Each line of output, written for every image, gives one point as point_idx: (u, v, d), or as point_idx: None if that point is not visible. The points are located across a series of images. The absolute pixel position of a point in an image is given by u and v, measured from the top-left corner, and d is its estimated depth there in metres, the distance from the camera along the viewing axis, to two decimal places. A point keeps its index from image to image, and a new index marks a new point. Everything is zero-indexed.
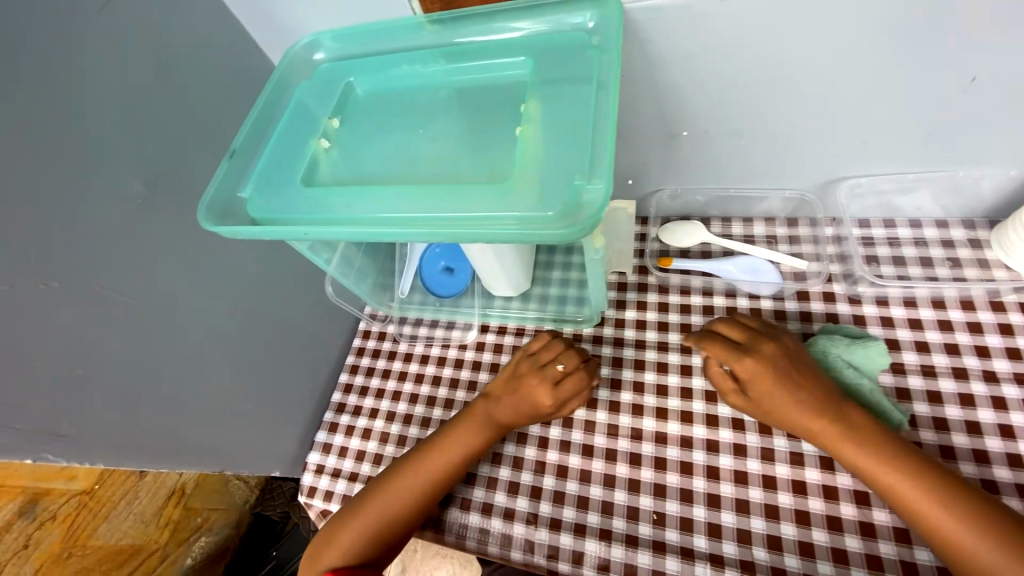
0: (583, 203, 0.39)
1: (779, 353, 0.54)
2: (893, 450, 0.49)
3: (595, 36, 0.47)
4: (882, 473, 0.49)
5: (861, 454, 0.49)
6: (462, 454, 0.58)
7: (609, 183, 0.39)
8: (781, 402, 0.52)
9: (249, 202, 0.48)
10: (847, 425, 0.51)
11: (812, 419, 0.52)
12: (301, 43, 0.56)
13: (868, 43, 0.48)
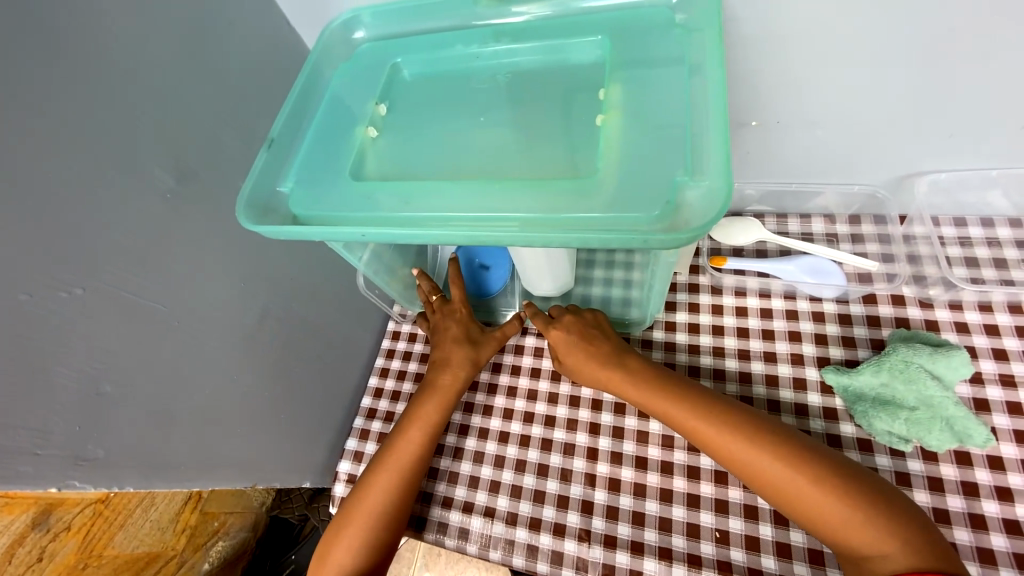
0: (685, 204, 0.35)
1: (577, 329, 0.57)
2: (728, 433, 0.48)
3: (680, 14, 0.42)
4: (739, 460, 0.47)
5: (717, 441, 0.48)
6: (419, 430, 0.56)
7: (716, 182, 0.34)
8: (630, 388, 0.53)
9: (292, 198, 0.43)
10: (693, 413, 0.50)
11: (663, 407, 0.51)
12: (339, 19, 0.50)
13: (980, 25, 0.43)
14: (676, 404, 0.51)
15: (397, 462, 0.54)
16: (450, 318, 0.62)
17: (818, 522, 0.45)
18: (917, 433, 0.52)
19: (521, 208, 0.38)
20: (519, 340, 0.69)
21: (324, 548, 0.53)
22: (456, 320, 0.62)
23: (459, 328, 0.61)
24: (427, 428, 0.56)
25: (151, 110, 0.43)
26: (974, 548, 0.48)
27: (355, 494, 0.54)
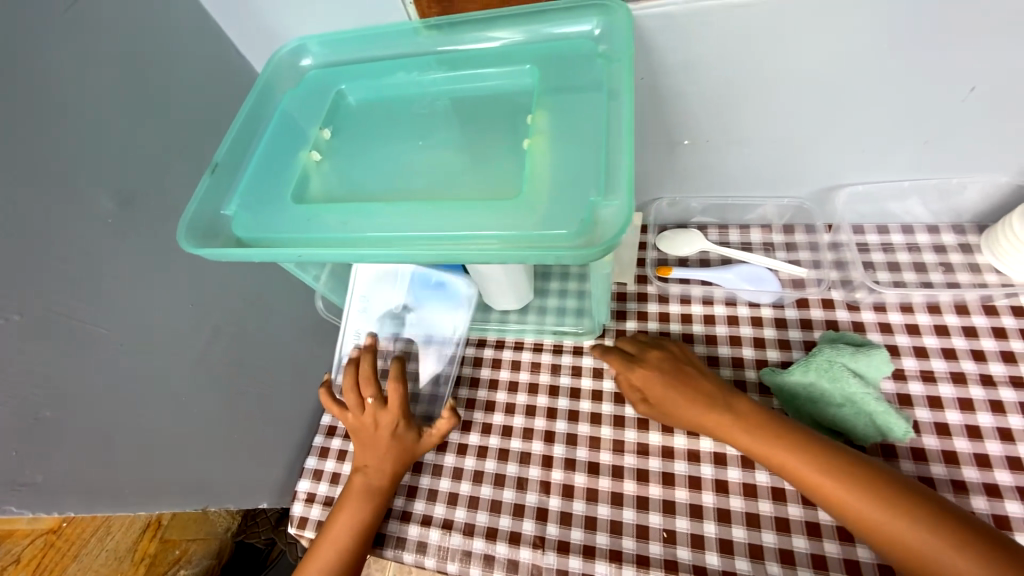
0: (599, 221, 0.37)
1: (682, 367, 0.58)
2: (809, 459, 0.49)
3: (602, 44, 0.45)
4: (819, 486, 0.49)
5: (797, 467, 0.50)
6: (347, 536, 0.55)
7: (626, 201, 0.37)
8: (708, 418, 0.54)
9: (234, 220, 0.45)
10: (774, 441, 0.51)
11: (744, 438, 0.52)
12: (286, 47, 0.52)
13: (872, 54, 0.47)
14: (756, 433, 0.52)
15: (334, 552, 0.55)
16: (380, 427, 0.58)
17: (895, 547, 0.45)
18: (841, 426, 0.55)
19: (449, 228, 0.41)
20: (477, 353, 0.70)
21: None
22: (388, 430, 0.58)
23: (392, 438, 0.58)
24: (353, 527, 0.56)
25: (92, 138, 0.44)
26: None
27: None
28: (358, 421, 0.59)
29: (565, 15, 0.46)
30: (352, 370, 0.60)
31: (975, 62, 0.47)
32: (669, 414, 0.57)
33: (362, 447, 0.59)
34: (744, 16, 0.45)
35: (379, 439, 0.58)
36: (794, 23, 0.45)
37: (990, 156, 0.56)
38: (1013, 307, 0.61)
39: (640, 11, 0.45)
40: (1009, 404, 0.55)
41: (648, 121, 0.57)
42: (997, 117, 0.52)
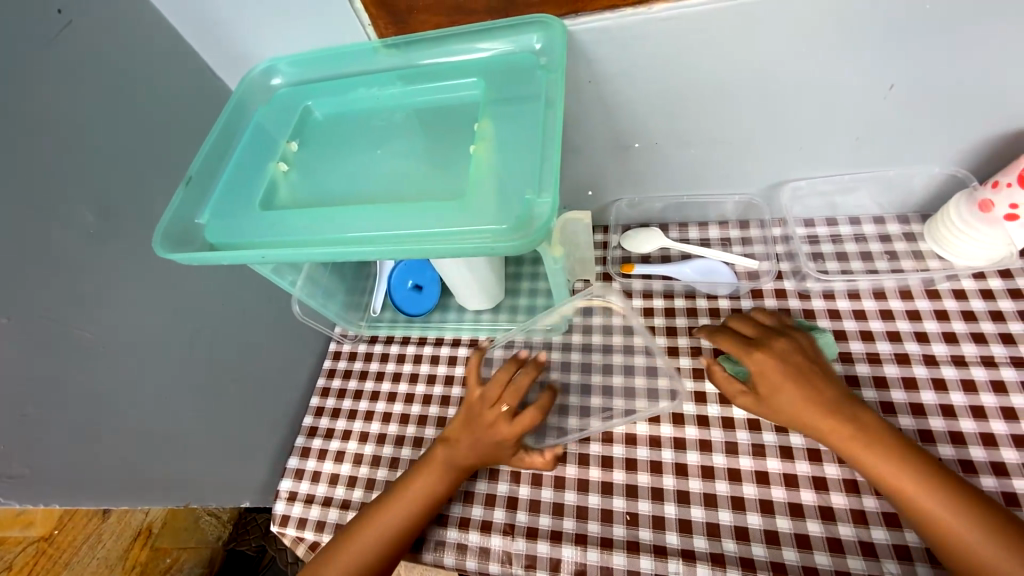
0: (534, 216, 0.41)
1: (804, 355, 0.54)
2: (891, 456, 0.49)
3: (542, 58, 0.49)
4: (893, 481, 0.48)
5: (879, 462, 0.49)
6: (413, 507, 0.56)
7: (557, 197, 0.41)
8: (803, 410, 0.52)
9: (206, 227, 0.49)
10: (862, 435, 0.50)
11: (834, 432, 0.51)
12: (257, 68, 0.57)
13: (798, 58, 0.51)
14: (845, 427, 0.51)
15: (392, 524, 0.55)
16: (495, 421, 0.56)
17: (951, 542, 0.46)
18: None
19: (399, 227, 0.44)
20: (452, 352, 0.74)
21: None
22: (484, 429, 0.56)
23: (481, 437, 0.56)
24: (424, 499, 0.56)
25: (75, 156, 0.47)
26: (849, 510, 0.54)
27: (335, 548, 0.55)
28: (477, 411, 0.57)
29: (509, 32, 0.50)
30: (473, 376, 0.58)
31: (892, 63, 0.51)
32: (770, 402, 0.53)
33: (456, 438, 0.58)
34: (671, 29, 0.49)
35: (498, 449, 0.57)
36: (720, 32, 0.49)
37: (920, 148, 0.60)
38: (954, 291, 0.64)
39: (576, 26, 0.49)
40: (950, 381, 0.58)
41: (598, 126, 0.61)
42: (920, 110, 0.56)
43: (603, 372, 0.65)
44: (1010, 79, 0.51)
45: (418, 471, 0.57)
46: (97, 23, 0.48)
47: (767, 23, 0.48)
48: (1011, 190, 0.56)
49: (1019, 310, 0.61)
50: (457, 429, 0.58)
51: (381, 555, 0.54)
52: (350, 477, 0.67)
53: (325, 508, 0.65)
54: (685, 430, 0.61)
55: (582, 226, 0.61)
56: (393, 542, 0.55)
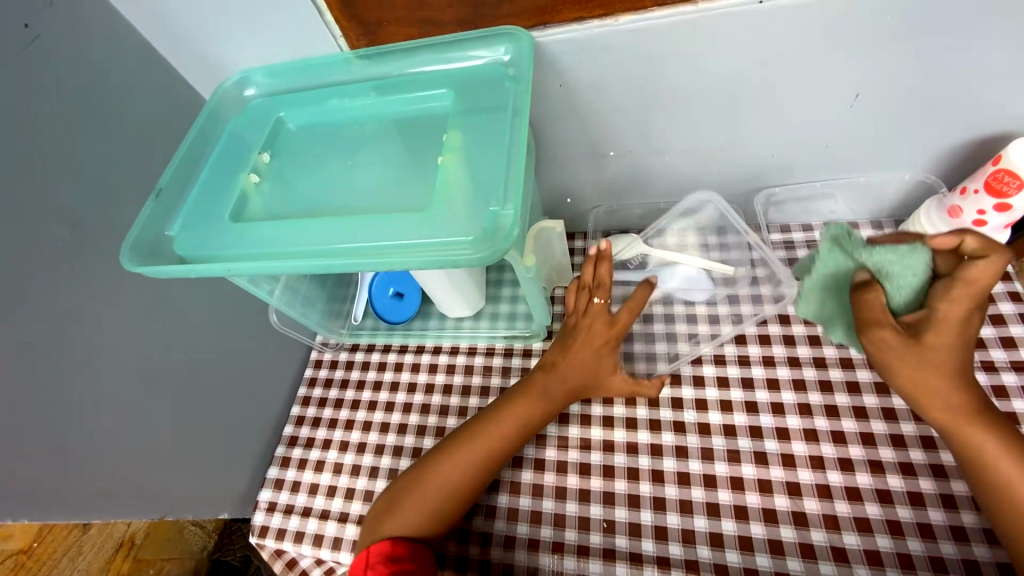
0: (496, 228, 0.42)
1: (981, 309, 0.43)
2: (1009, 443, 0.44)
3: (510, 69, 0.50)
4: (999, 470, 0.44)
5: (993, 449, 0.44)
6: (518, 432, 0.58)
7: (519, 209, 0.42)
8: (937, 380, 0.44)
9: (175, 239, 0.49)
10: (981, 416, 0.45)
11: (944, 405, 0.45)
12: (230, 79, 0.57)
13: (765, 68, 0.52)
14: (970, 407, 0.45)
15: (485, 453, 0.57)
16: (593, 336, 0.58)
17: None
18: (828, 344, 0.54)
19: (366, 238, 0.44)
20: (432, 360, 0.73)
21: (384, 510, 0.56)
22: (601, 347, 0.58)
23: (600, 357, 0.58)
24: (526, 423, 0.58)
25: (42, 170, 0.47)
26: (822, 515, 0.54)
27: (423, 472, 0.56)
28: (581, 329, 0.58)
29: (478, 43, 0.50)
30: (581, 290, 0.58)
31: (858, 73, 0.52)
32: (919, 343, 0.43)
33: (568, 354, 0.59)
34: (639, 40, 0.49)
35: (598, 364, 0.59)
36: (687, 43, 0.49)
37: (890, 153, 0.61)
38: None
39: (543, 37, 0.50)
40: None
41: (573, 135, 0.62)
42: (888, 117, 0.56)
43: None
44: (974, 86, 0.52)
45: (519, 397, 0.59)
46: (64, 37, 0.48)
47: (733, 35, 0.48)
48: (978, 197, 0.56)
49: (989, 314, 0.62)
50: (558, 352, 0.60)
51: (466, 485, 0.56)
52: (329, 486, 0.67)
53: (304, 519, 0.65)
54: (662, 436, 0.61)
55: (559, 235, 0.63)
56: (482, 472, 0.57)
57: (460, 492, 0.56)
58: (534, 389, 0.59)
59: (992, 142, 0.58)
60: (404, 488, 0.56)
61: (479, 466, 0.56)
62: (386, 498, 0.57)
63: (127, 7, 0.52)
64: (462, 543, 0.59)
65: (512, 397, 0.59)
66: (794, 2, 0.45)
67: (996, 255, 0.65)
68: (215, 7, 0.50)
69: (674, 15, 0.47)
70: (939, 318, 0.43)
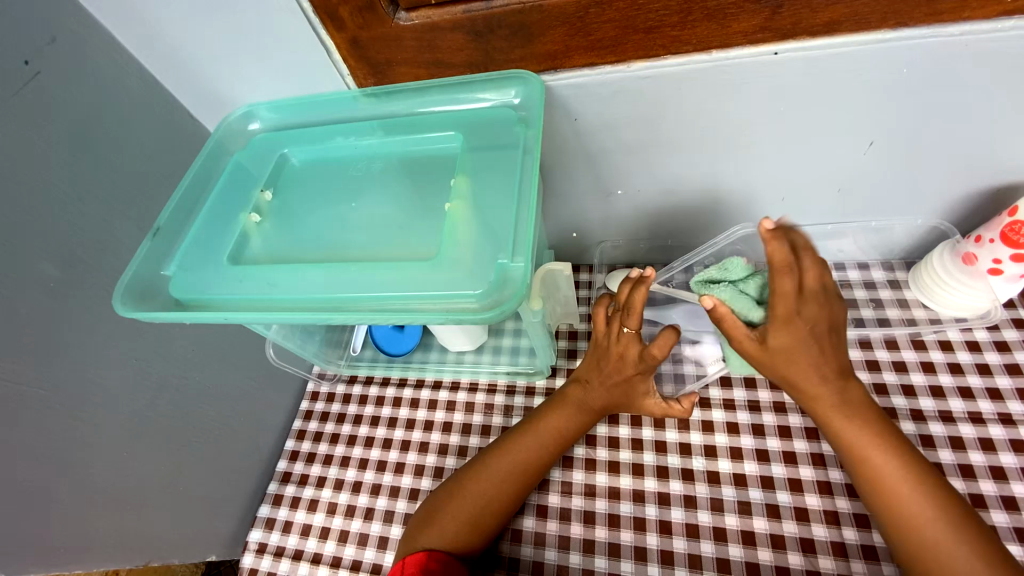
0: (506, 281, 0.41)
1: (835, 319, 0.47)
2: (899, 461, 0.48)
3: (520, 112, 0.49)
4: (894, 486, 0.48)
5: (887, 464, 0.48)
6: (548, 448, 0.58)
7: (529, 262, 0.41)
8: (820, 389, 0.49)
9: (173, 281, 0.48)
10: (875, 432, 0.49)
11: (844, 418, 0.49)
12: (234, 114, 0.56)
13: (780, 115, 0.51)
14: (865, 421, 0.49)
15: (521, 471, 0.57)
16: (624, 361, 0.55)
17: (924, 550, 0.46)
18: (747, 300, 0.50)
19: (368, 286, 0.44)
20: (432, 395, 0.71)
21: (420, 521, 0.56)
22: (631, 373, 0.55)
23: (628, 380, 0.56)
24: (558, 438, 0.58)
25: (37, 207, 0.46)
26: (837, 575, 0.53)
27: (457, 488, 0.56)
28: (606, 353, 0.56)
29: (489, 86, 0.50)
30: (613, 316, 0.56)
31: (873, 122, 0.51)
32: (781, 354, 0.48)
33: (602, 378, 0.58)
34: (651, 86, 0.49)
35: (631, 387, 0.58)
36: (701, 91, 0.49)
37: (903, 198, 0.60)
38: (941, 342, 0.63)
39: (555, 81, 0.49)
40: (938, 438, 0.57)
41: (581, 173, 0.61)
42: (902, 163, 0.55)
43: (607, 422, 0.65)
44: (992, 138, 0.51)
45: (551, 410, 0.59)
46: (65, 72, 0.47)
47: (748, 83, 0.48)
48: (993, 246, 0.56)
49: (1005, 364, 0.60)
50: (590, 367, 0.59)
51: (501, 503, 0.56)
52: (323, 528, 0.64)
53: (295, 562, 0.63)
54: (669, 484, 0.60)
55: (564, 277, 0.61)
56: (515, 489, 0.56)
57: (491, 512, 0.55)
58: (565, 405, 0.59)
59: (1006, 191, 0.58)
60: (441, 501, 0.56)
61: (508, 484, 0.56)
62: (424, 510, 0.57)
63: (131, 41, 0.51)
64: (488, 570, 0.58)
65: (544, 410, 0.60)
66: (811, 54, 0.45)
67: (1010, 302, 0.64)
68: (221, 44, 0.49)
69: (688, 62, 0.46)
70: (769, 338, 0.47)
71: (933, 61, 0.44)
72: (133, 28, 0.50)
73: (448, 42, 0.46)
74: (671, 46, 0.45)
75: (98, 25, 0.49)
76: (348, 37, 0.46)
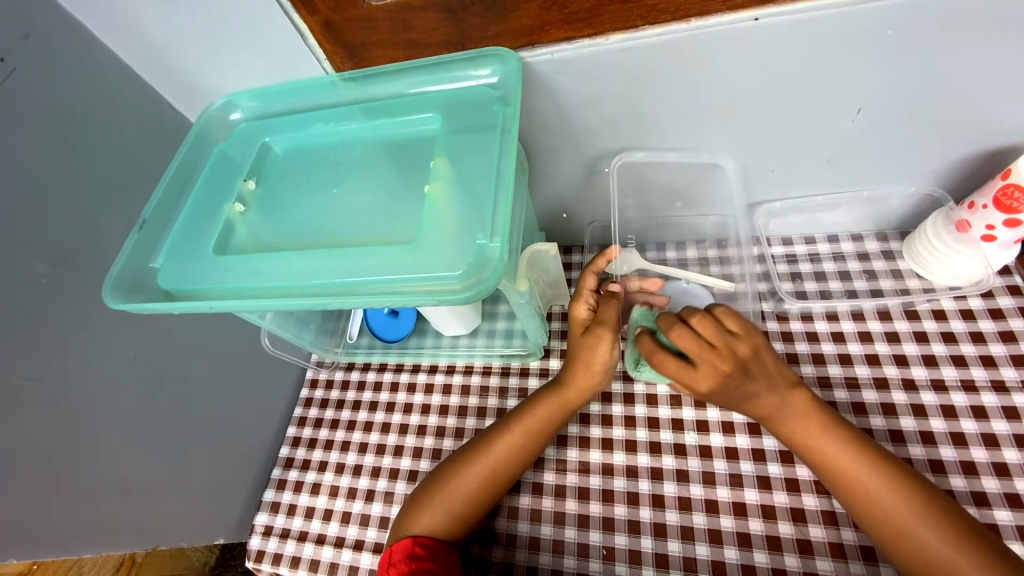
0: (484, 262, 0.42)
1: (761, 355, 0.51)
2: (858, 458, 0.50)
3: (497, 91, 0.49)
4: (862, 489, 0.49)
5: (844, 461, 0.50)
6: (539, 432, 0.58)
7: (507, 242, 0.42)
8: (766, 403, 0.51)
9: (160, 273, 0.49)
10: (834, 437, 0.51)
11: (811, 431, 0.51)
12: (215, 104, 0.56)
13: (763, 85, 0.50)
14: (820, 428, 0.51)
15: (501, 460, 0.57)
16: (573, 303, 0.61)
17: (898, 538, 0.47)
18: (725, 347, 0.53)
19: (349, 272, 0.44)
20: (428, 379, 0.72)
21: (408, 509, 0.57)
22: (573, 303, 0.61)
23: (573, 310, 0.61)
24: (548, 424, 0.59)
25: (25, 204, 0.46)
26: (827, 543, 0.54)
27: (441, 473, 0.58)
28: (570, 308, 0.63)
29: (465, 65, 0.49)
30: (589, 273, 0.60)
31: (860, 87, 0.50)
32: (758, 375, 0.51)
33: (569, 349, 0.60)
34: (631, 59, 0.48)
35: (581, 347, 0.58)
36: (682, 62, 0.48)
37: (894, 166, 0.59)
38: (935, 312, 0.62)
39: (532, 58, 0.48)
40: (930, 407, 0.57)
41: (566, 152, 0.60)
42: (893, 129, 0.54)
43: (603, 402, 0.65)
44: (984, 100, 0.50)
45: (544, 397, 0.60)
46: (42, 68, 0.47)
47: (728, 51, 0.47)
48: (987, 212, 0.54)
49: (998, 331, 0.60)
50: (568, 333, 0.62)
51: (476, 493, 0.56)
52: (325, 510, 0.66)
53: (300, 543, 0.65)
54: (662, 459, 0.61)
55: (552, 256, 0.61)
56: (504, 469, 0.57)
57: (487, 490, 0.57)
58: (554, 391, 0.60)
59: (1000, 154, 0.56)
60: (429, 487, 0.58)
61: (506, 462, 0.57)
62: (412, 498, 0.58)
63: (107, 34, 0.51)
64: (485, 546, 0.60)
65: (541, 396, 0.60)
66: (791, 18, 0.43)
67: (1007, 268, 0.63)
68: (197, 33, 0.49)
69: (667, 33, 0.45)
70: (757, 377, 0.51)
71: (916, 22, 0.43)
72: (107, 20, 0.50)
73: (422, 22, 0.45)
74: (648, 16, 0.44)
75: (70, 19, 0.49)
76: (321, 20, 0.46)
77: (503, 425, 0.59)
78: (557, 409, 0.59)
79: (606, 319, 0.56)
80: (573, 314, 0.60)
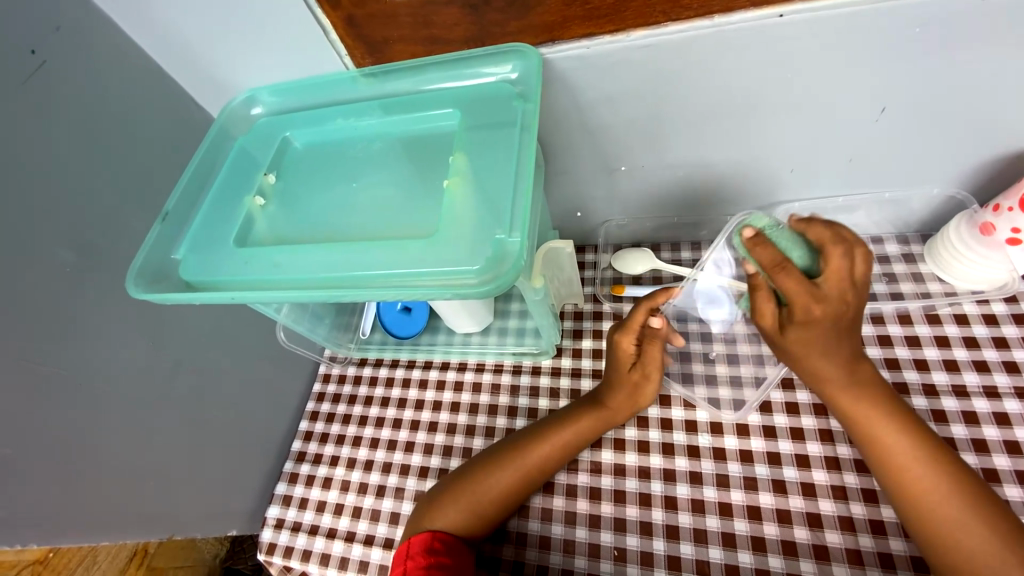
0: (503, 257, 0.42)
1: (858, 309, 0.46)
2: (914, 445, 0.48)
3: (516, 87, 0.49)
4: (901, 465, 0.48)
5: (894, 439, 0.49)
6: (574, 444, 0.59)
7: (526, 237, 0.42)
8: (832, 373, 0.48)
9: (182, 264, 0.49)
10: (873, 406, 0.50)
11: (855, 401, 0.50)
12: (237, 98, 0.56)
13: (785, 83, 0.49)
14: (884, 410, 0.50)
15: (534, 466, 0.57)
16: (621, 335, 0.59)
17: (936, 521, 0.46)
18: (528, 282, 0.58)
19: (368, 265, 0.44)
20: (440, 377, 0.72)
21: (426, 504, 0.57)
22: (622, 335, 0.59)
23: (621, 342, 0.59)
24: (582, 437, 0.59)
25: (49, 193, 0.47)
26: (844, 549, 0.53)
27: (476, 470, 0.58)
28: (613, 337, 0.60)
29: (485, 61, 0.49)
30: (645, 305, 0.59)
31: (885, 86, 0.49)
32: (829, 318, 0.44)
33: (608, 374, 0.61)
34: (653, 55, 0.47)
35: (627, 381, 0.59)
36: (704, 59, 0.47)
37: (917, 168, 0.58)
38: (956, 316, 0.61)
39: (552, 54, 0.48)
40: (951, 413, 0.56)
41: (582, 150, 0.60)
42: (918, 130, 0.53)
43: None
44: (1012, 100, 0.49)
45: (580, 409, 0.60)
46: (71, 62, 0.48)
47: (752, 48, 0.46)
48: (1012, 215, 0.53)
49: (1023, 336, 0.59)
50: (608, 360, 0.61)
51: (504, 495, 0.57)
52: (336, 504, 0.66)
53: (311, 537, 0.65)
54: (675, 461, 0.60)
55: (567, 255, 0.61)
56: (535, 476, 0.58)
57: (516, 492, 0.57)
58: (592, 405, 0.60)
59: None
60: (450, 484, 0.58)
61: (538, 468, 0.58)
62: (430, 495, 0.58)
63: (132, 28, 0.52)
64: (496, 544, 0.60)
65: (578, 408, 0.61)
66: (817, 15, 0.43)
67: None
68: (220, 28, 0.50)
69: (690, 29, 0.45)
70: (813, 308, 0.43)
71: (945, 20, 0.43)
72: (132, 14, 0.50)
73: (443, 17, 0.45)
74: (671, 12, 0.44)
75: (97, 13, 0.50)
76: (344, 16, 0.46)
77: (541, 434, 0.59)
78: (594, 423, 0.60)
79: (652, 363, 0.60)
80: (620, 347, 0.59)
